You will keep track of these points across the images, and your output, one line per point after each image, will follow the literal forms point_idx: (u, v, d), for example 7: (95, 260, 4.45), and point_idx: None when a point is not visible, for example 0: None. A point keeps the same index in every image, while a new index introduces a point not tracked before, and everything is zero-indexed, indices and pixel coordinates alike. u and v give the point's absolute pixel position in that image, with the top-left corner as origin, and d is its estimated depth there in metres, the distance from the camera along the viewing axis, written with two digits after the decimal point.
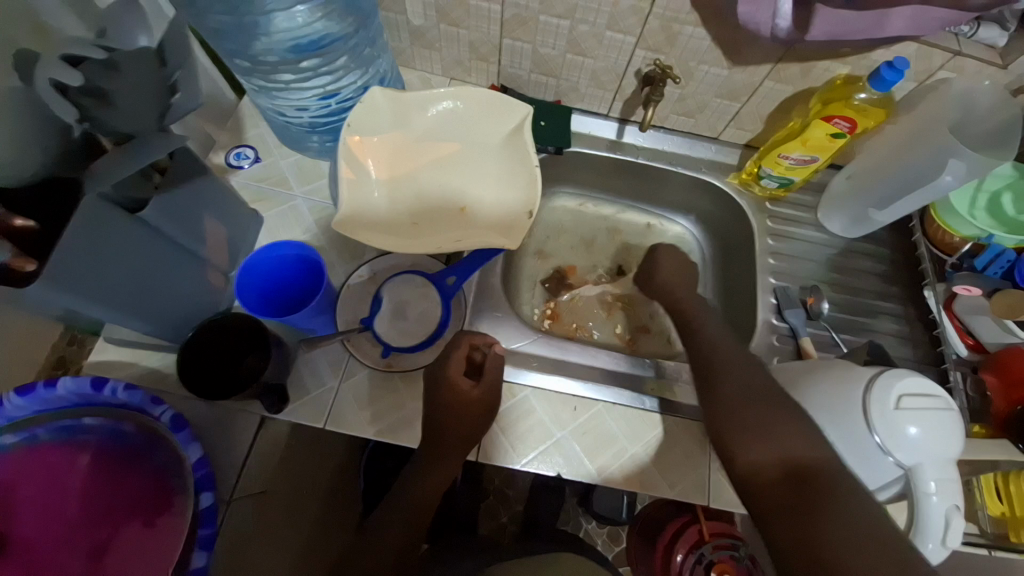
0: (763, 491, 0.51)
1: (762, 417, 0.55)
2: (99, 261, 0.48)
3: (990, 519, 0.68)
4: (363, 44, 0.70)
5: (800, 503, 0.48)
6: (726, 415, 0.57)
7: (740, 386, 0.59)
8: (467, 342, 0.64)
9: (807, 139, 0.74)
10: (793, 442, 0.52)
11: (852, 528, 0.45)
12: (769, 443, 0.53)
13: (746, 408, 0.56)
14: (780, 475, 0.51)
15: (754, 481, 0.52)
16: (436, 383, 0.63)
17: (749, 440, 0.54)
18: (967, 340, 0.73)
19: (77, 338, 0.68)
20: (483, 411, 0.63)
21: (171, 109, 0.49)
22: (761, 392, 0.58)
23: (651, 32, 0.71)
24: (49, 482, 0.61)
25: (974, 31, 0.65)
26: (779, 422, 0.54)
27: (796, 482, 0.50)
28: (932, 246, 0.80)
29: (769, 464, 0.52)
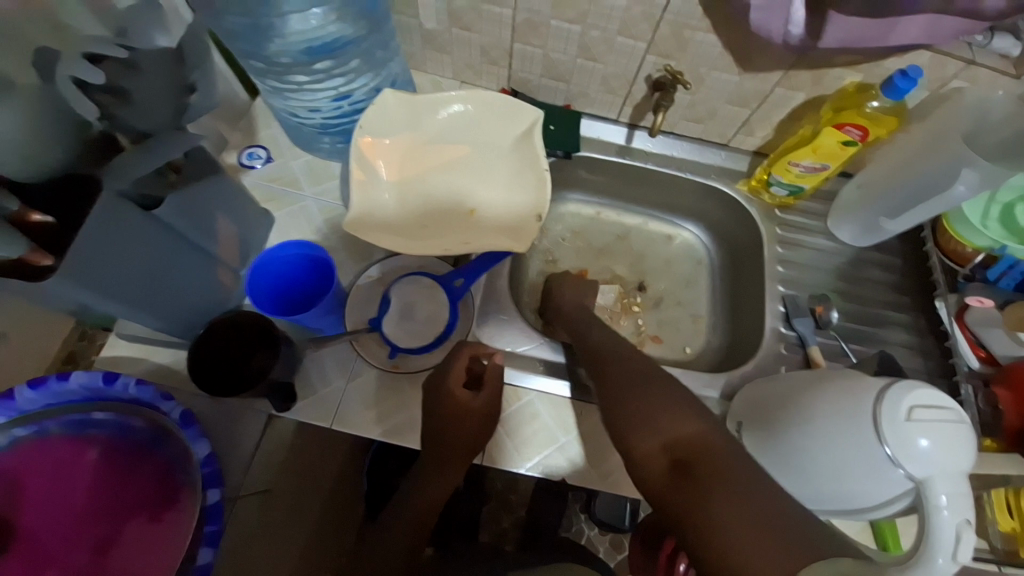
0: (654, 479, 0.49)
1: (650, 406, 0.55)
2: (114, 255, 0.49)
3: (1000, 534, 0.66)
4: (376, 47, 0.71)
5: (690, 487, 0.45)
6: (626, 405, 0.57)
7: (632, 373, 0.61)
8: (468, 352, 0.64)
9: (818, 147, 0.74)
10: (677, 424, 0.52)
11: (745, 504, 0.42)
12: (653, 428, 0.53)
13: (636, 395, 0.57)
14: (667, 460, 0.50)
15: (646, 473, 0.50)
16: (437, 391, 0.64)
17: (645, 428, 0.53)
18: (978, 353, 0.72)
19: (86, 336, 0.86)
20: (482, 422, 0.63)
21: (188, 109, 0.53)
22: (647, 379, 0.59)
23: (661, 38, 0.71)
24: (57, 477, 0.61)
25: (987, 41, 0.65)
26: (666, 404, 0.55)
27: (682, 466, 0.48)
28: (944, 256, 0.80)
29: (658, 451, 0.51)
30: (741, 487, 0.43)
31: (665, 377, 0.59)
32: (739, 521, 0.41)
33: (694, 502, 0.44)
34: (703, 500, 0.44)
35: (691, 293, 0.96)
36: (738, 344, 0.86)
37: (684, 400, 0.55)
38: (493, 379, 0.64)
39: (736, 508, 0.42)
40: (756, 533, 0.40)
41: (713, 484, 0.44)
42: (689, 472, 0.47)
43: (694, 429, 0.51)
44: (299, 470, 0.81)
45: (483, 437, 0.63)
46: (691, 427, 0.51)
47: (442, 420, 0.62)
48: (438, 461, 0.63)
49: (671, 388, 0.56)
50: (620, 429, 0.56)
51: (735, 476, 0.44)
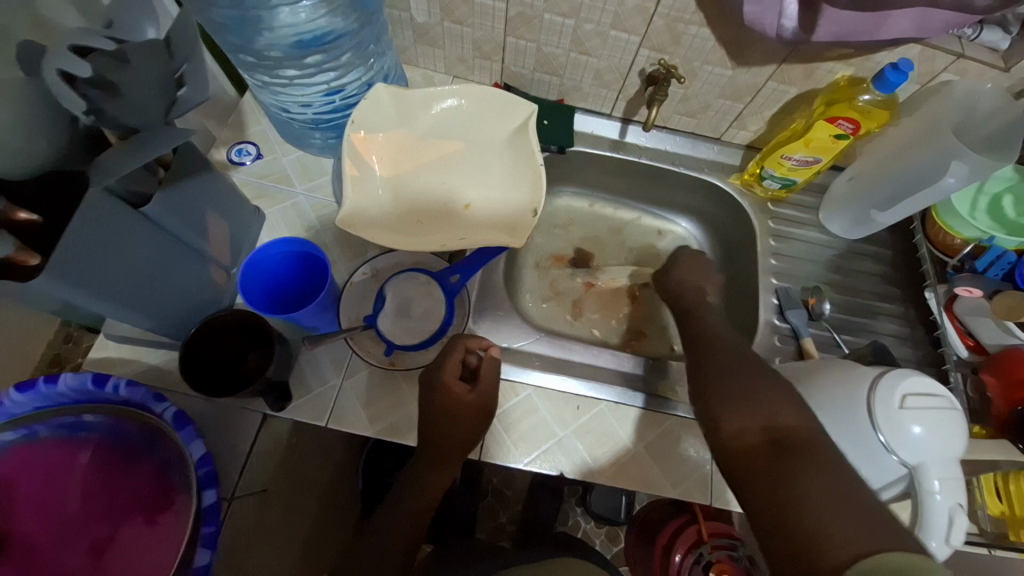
0: (749, 458, 0.50)
1: (734, 378, 0.57)
2: (96, 253, 0.47)
3: (990, 518, 0.68)
4: (369, 41, 0.70)
5: (782, 464, 0.47)
6: (722, 394, 0.56)
7: (730, 361, 0.61)
8: (462, 345, 0.64)
9: (811, 140, 0.74)
10: (776, 410, 0.52)
11: (834, 485, 0.44)
12: (749, 411, 0.53)
13: (731, 384, 0.57)
14: (760, 440, 0.50)
15: (735, 451, 0.51)
16: (428, 389, 0.63)
17: (738, 408, 0.54)
18: (967, 342, 0.74)
19: (72, 338, 0.89)
20: (477, 416, 0.63)
21: (178, 104, 0.48)
22: (752, 373, 0.58)
23: (655, 31, 0.71)
24: (49, 480, 0.60)
25: (977, 34, 0.66)
26: (779, 409, 0.52)
27: (778, 447, 0.49)
28: (933, 247, 0.81)
29: (752, 432, 0.51)
30: (829, 470, 0.46)
31: (756, 364, 0.59)
32: (830, 500, 0.43)
33: (783, 474, 0.46)
34: (794, 473, 0.46)
35: None
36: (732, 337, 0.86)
37: (786, 390, 0.55)
38: (491, 372, 0.64)
39: (822, 490, 0.44)
40: (834, 510, 0.43)
41: (805, 463, 0.47)
42: (786, 454, 0.48)
43: (796, 422, 0.51)
44: (296, 471, 0.80)
45: (477, 433, 0.63)
46: (795, 417, 0.51)
47: (438, 418, 0.62)
48: (435, 458, 0.63)
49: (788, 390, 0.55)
50: (711, 407, 0.56)
51: (829, 467, 0.46)
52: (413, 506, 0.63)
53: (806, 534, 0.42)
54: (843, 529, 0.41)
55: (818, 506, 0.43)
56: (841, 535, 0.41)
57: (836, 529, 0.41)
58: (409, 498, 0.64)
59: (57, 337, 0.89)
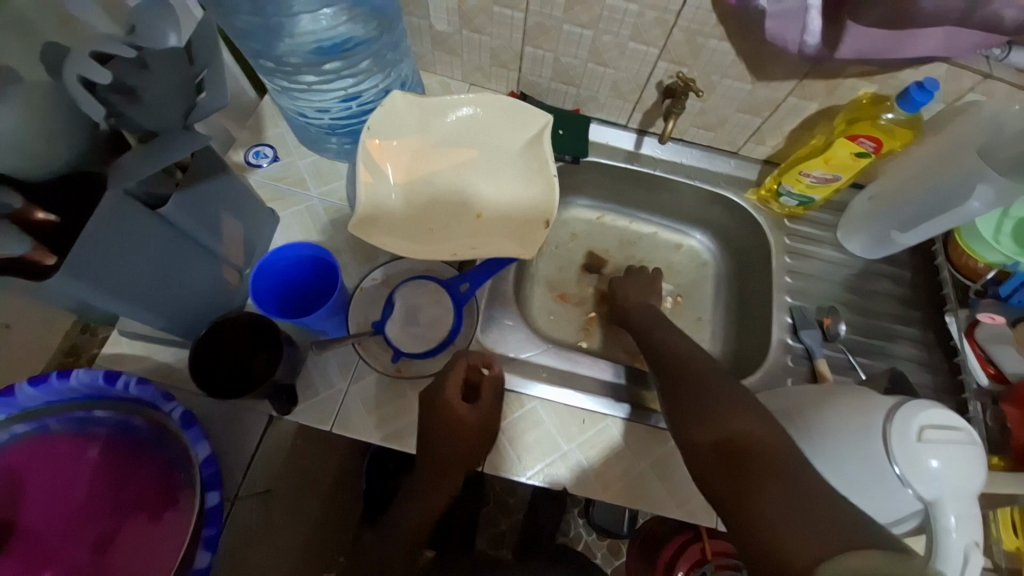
0: (713, 474, 0.53)
1: (689, 394, 0.60)
2: (121, 257, 0.49)
3: (1004, 553, 0.65)
4: (387, 49, 0.70)
5: (740, 480, 0.50)
6: (686, 408, 0.59)
7: (696, 373, 0.63)
8: (465, 363, 0.64)
9: (830, 158, 0.73)
10: (733, 422, 0.55)
11: (787, 493, 0.47)
12: (705, 423, 0.56)
13: (693, 397, 0.60)
14: (718, 454, 0.53)
15: (703, 469, 0.54)
16: (432, 405, 0.63)
17: (698, 421, 0.57)
18: (988, 369, 0.71)
19: (88, 330, 0.91)
20: (474, 437, 0.64)
21: (196, 108, 0.49)
22: (709, 385, 0.60)
23: (674, 44, 0.71)
24: (58, 474, 0.61)
25: (1005, 55, 0.65)
26: (732, 418, 0.55)
27: (732, 459, 0.52)
28: (955, 270, 0.79)
29: (707, 443, 0.55)
30: (786, 479, 0.48)
31: (713, 376, 0.61)
32: (783, 507, 0.46)
33: (742, 491, 0.50)
34: (749, 488, 0.49)
35: (698, 300, 0.95)
36: (744, 354, 0.85)
37: (739, 398, 0.57)
38: (494, 387, 0.66)
39: (777, 500, 0.47)
40: (789, 515, 0.45)
41: (759, 475, 0.49)
42: (739, 464, 0.51)
43: (747, 429, 0.53)
44: (299, 472, 0.80)
45: (477, 451, 0.64)
46: (747, 423, 0.54)
47: (441, 434, 0.63)
48: (437, 469, 0.64)
49: (741, 398, 0.57)
50: (679, 423, 0.59)
51: (783, 475, 0.49)
52: (419, 514, 0.65)
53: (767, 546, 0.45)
54: (800, 534, 0.44)
55: (772, 516, 0.46)
56: (799, 541, 0.43)
57: (793, 535, 0.44)
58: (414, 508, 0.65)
59: (75, 328, 0.91)
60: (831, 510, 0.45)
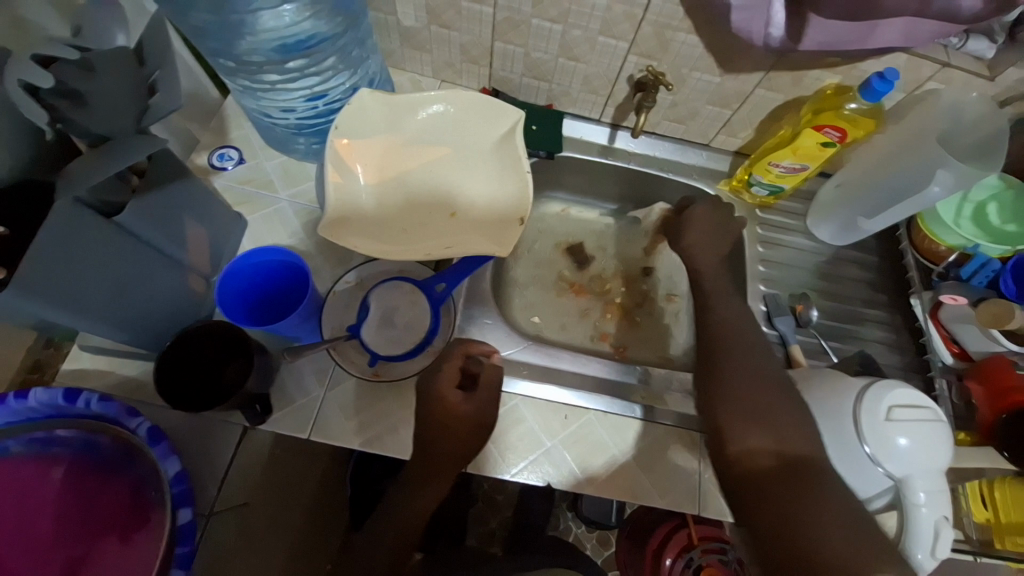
0: (758, 477, 0.52)
1: (753, 391, 0.58)
2: (72, 265, 0.46)
3: (975, 525, 0.67)
4: (353, 45, 0.68)
5: (796, 489, 0.50)
6: (738, 408, 0.57)
7: (742, 370, 0.60)
8: (461, 351, 0.62)
9: (798, 148, 0.74)
10: (794, 433, 0.54)
11: (838, 515, 0.48)
12: (770, 433, 0.54)
13: (747, 398, 0.57)
14: (775, 463, 0.53)
15: (747, 469, 0.53)
16: (425, 396, 0.62)
17: (753, 426, 0.55)
18: (952, 348, 0.74)
19: None
20: (473, 428, 0.61)
21: (149, 111, 0.47)
22: (773, 392, 0.58)
23: (643, 38, 0.71)
24: (20, 498, 0.58)
25: (963, 44, 0.67)
26: (791, 431, 0.55)
27: (789, 471, 0.52)
28: (919, 254, 0.81)
29: (767, 453, 0.53)
30: (832, 497, 0.49)
31: (782, 382, 0.59)
32: (834, 527, 0.47)
33: (792, 499, 0.49)
34: (803, 501, 0.49)
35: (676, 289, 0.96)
36: None
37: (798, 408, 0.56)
38: (491, 382, 0.62)
39: (830, 521, 0.47)
40: (841, 536, 0.46)
41: (811, 489, 0.50)
42: (799, 478, 0.51)
43: (804, 446, 0.54)
44: (278, 483, 0.78)
45: (471, 445, 0.62)
46: (806, 443, 0.54)
47: (433, 426, 0.60)
48: (425, 476, 0.62)
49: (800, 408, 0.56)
50: (724, 421, 0.57)
51: (834, 496, 0.49)
52: (401, 521, 0.63)
53: (810, 557, 0.46)
54: (844, 553, 0.45)
55: (823, 534, 0.47)
56: (840, 557, 0.45)
57: (843, 555, 0.45)
58: (395, 517, 0.63)
59: None
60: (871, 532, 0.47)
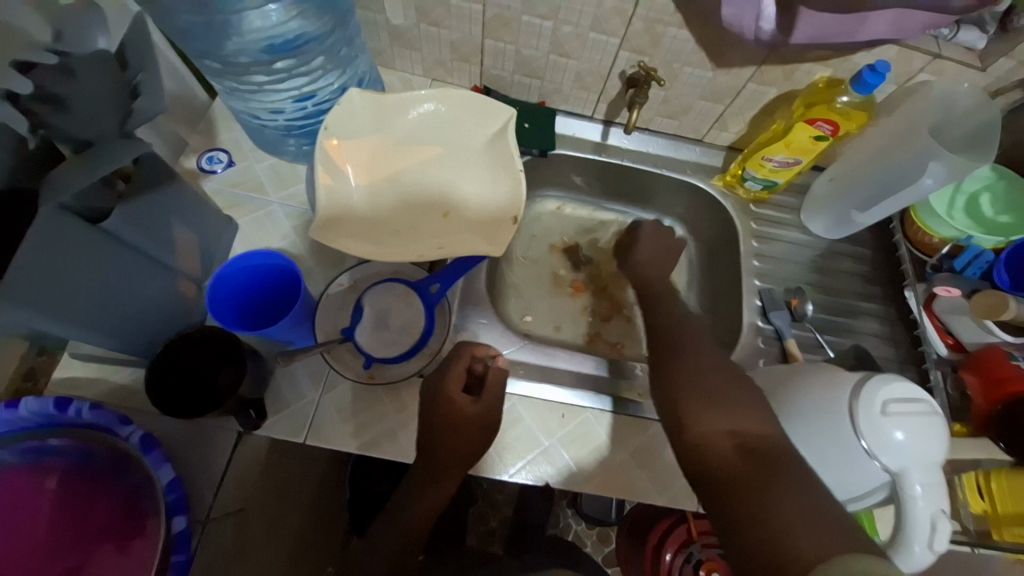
0: (720, 464, 0.52)
1: (706, 379, 0.60)
2: (54, 270, 0.45)
3: (973, 516, 0.68)
4: (341, 44, 0.68)
5: (754, 469, 0.50)
6: (691, 395, 0.59)
7: (692, 361, 0.62)
8: (467, 352, 0.63)
9: (790, 142, 0.74)
10: (749, 417, 0.55)
11: (798, 492, 0.47)
12: (723, 416, 0.56)
13: (699, 383, 0.59)
14: (730, 446, 0.53)
15: (708, 457, 0.53)
16: (435, 399, 0.62)
17: (708, 411, 0.56)
18: (947, 340, 0.75)
19: None
20: (483, 428, 0.62)
21: (134, 114, 0.45)
22: (723, 378, 0.60)
23: (634, 33, 0.70)
24: (14, 508, 0.57)
25: (954, 34, 0.67)
26: (745, 414, 0.56)
27: (749, 455, 0.52)
28: (913, 247, 0.81)
29: (722, 435, 0.54)
30: (793, 475, 0.49)
31: (728, 368, 0.61)
32: (793, 503, 0.46)
33: (753, 483, 0.49)
34: (758, 481, 0.49)
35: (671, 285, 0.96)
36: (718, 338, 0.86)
37: (751, 393, 0.58)
38: (497, 384, 0.63)
39: (788, 497, 0.47)
40: (800, 512, 0.45)
41: (772, 471, 0.49)
42: (756, 459, 0.51)
43: (760, 428, 0.54)
44: (275, 487, 0.77)
45: (482, 445, 0.62)
46: (763, 426, 0.55)
47: (443, 428, 0.60)
48: (430, 477, 0.61)
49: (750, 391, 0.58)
50: (682, 408, 0.58)
51: (794, 474, 0.49)
52: (401, 526, 0.62)
53: (771, 538, 0.45)
54: (808, 532, 0.44)
55: (781, 511, 0.46)
56: (805, 538, 0.43)
57: (802, 531, 0.44)
58: (396, 521, 0.63)
59: None
60: (835, 510, 0.46)
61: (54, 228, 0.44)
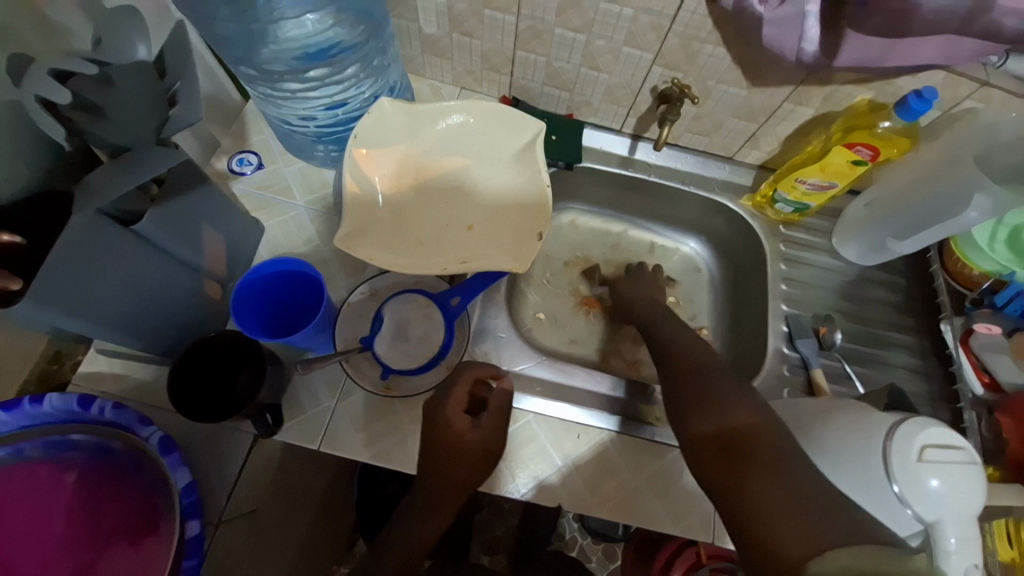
0: (710, 464, 0.53)
1: (701, 378, 0.60)
2: (85, 272, 0.46)
3: (999, 563, 0.64)
4: (374, 54, 0.68)
5: (740, 469, 0.51)
6: (687, 396, 0.59)
7: (692, 366, 0.62)
8: (471, 376, 0.62)
9: (826, 165, 0.72)
10: (738, 413, 0.55)
11: (786, 490, 0.48)
12: (711, 417, 0.55)
13: (695, 386, 0.59)
14: (717, 445, 0.53)
15: (698, 458, 0.54)
16: (433, 423, 0.60)
17: (699, 413, 0.56)
18: (982, 378, 0.71)
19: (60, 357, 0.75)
20: (479, 457, 0.59)
21: (169, 122, 0.46)
22: (713, 376, 0.60)
23: (669, 49, 0.69)
24: (34, 500, 0.58)
25: (1002, 62, 0.64)
26: (733, 409, 0.55)
27: (736, 453, 0.52)
28: (950, 278, 0.79)
29: (714, 435, 0.54)
30: (782, 473, 0.49)
31: (715, 368, 0.61)
32: (780, 503, 0.47)
33: (740, 485, 0.50)
34: (745, 482, 0.49)
35: (694, 304, 0.94)
36: (741, 362, 0.84)
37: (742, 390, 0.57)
38: (499, 406, 0.61)
39: (777, 498, 0.47)
40: (790, 513, 0.46)
41: (758, 471, 0.50)
42: (746, 457, 0.51)
43: (749, 423, 0.54)
44: (286, 489, 0.77)
45: (477, 476, 0.59)
46: (752, 418, 0.54)
47: (440, 453, 0.58)
48: (431, 499, 0.59)
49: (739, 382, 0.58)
50: (681, 411, 0.58)
51: (785, 472, 0.49)
52: (402, 553, 0.59)
53: (762, 540, 0.46)
54: (794, 532, 0.45)
55: (770, 511, 0.47)
56: (797, 537, 0.44)
57: (791, 533, 0.45)
58: (394, 550, 0.59)
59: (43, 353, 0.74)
60: (828, 507, 0.46)
61: (73, 237, 0.44)
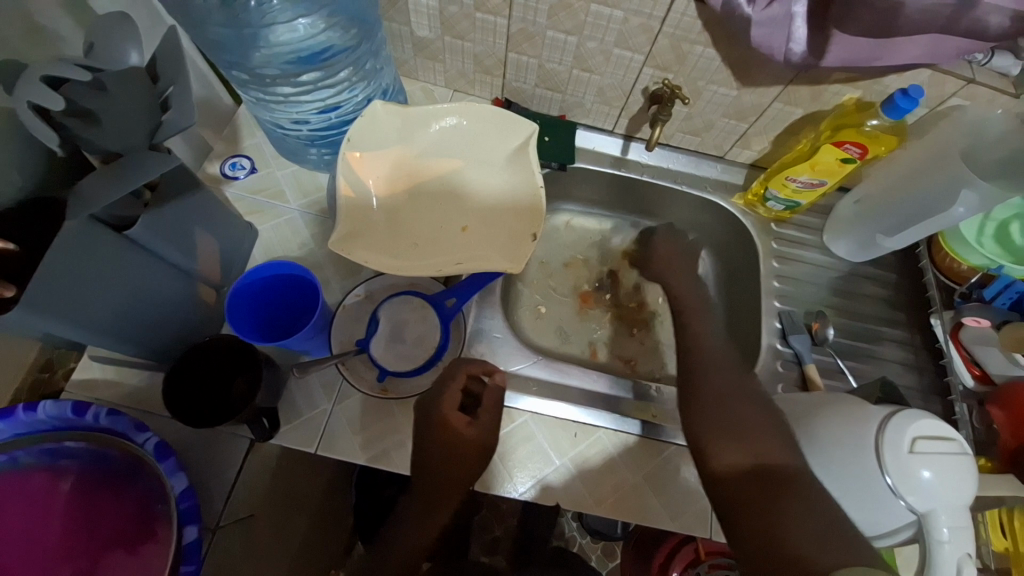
0: (737, 491, 0.52)
1: (723, 398, 0.59)
2: (76, 279, 0.46)
3: (993, 554, 0.64)
4: (367, 58, 0.68)
5: (773, 496, 0.49)
6: (710, 417, 0.58)
7: (697, 368, 0.63)
8: (463, 372, 0.61)
9: (817, 163, 0.73)
10: (771, 445, 0.54)
11: (817, 520, 0.47)
12: (741, 443, 0.54)
13: (718, 407, 0.58)
14: (746, 473, 0.52)
15: (724, 483, 0.53)
16: (432, 423, 0.60)
17: (727, 439, 0.55)
18: (973, 370, 0.72)
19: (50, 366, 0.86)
20: (476, 454, 0.59)
21: (160, 127, 0.47)
22: (736, 398, 0.59)
23: (660, 50, 0.70)
24: (30, 508, 0.58)
25: (988, 59, 0.66)
26: (763, 440, 0.54)
27: (768, 482, 0.51)
28: (939, 272, 0.80)
29: (745, 465, 0.53)
30: (811, 503, 0.48)
31: (716, 371, 0.62)
32: (809, 531, 0.46)
33: (770, 511, 0.48)
34: (776, 508, 0.48)
35: None
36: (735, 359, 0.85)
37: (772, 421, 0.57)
38: (493, 402, 0.61)
39: (807, 526, 0.46)
40: (818, 542, 0.45)
41: (789, 500, 0.49)
42: (777, 487, 0.50)
43: (780, 455, 0.53)
44: (283, 493, 0.76)
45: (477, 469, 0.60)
46: (783, 451, 0.53)
47: (442, 453, 0.59)
48: (429, 500, 0.60)
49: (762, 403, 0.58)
50: (705, 434, 0.57)
51: (815, 503, 0.48)
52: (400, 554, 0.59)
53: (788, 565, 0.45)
54: (824, 559, 0.44)
55: (800, 538, 0.46)
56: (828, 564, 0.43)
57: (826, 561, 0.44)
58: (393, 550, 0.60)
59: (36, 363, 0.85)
60: (851, 535, 0.46)
61: (66, 242, 0.44)
